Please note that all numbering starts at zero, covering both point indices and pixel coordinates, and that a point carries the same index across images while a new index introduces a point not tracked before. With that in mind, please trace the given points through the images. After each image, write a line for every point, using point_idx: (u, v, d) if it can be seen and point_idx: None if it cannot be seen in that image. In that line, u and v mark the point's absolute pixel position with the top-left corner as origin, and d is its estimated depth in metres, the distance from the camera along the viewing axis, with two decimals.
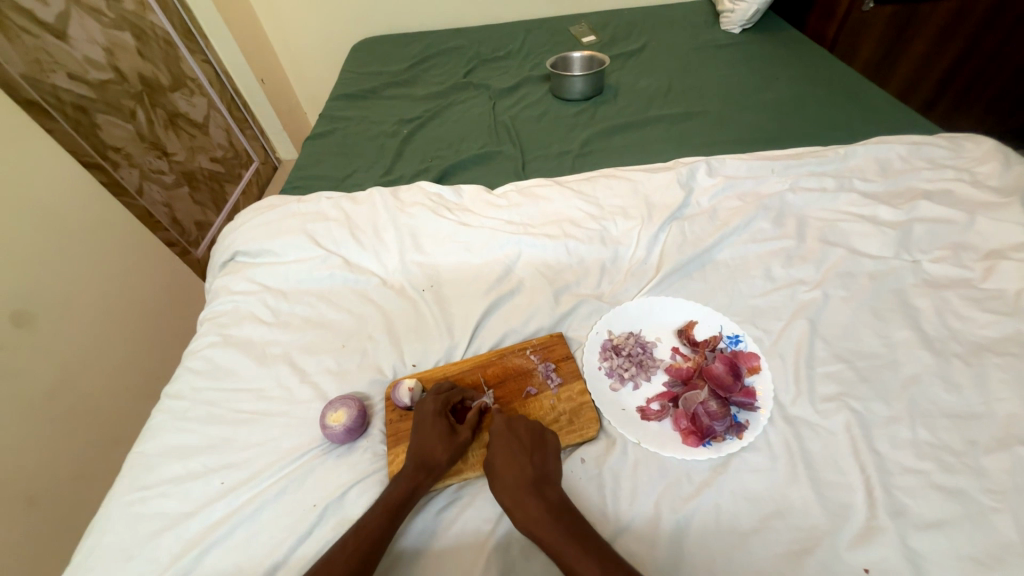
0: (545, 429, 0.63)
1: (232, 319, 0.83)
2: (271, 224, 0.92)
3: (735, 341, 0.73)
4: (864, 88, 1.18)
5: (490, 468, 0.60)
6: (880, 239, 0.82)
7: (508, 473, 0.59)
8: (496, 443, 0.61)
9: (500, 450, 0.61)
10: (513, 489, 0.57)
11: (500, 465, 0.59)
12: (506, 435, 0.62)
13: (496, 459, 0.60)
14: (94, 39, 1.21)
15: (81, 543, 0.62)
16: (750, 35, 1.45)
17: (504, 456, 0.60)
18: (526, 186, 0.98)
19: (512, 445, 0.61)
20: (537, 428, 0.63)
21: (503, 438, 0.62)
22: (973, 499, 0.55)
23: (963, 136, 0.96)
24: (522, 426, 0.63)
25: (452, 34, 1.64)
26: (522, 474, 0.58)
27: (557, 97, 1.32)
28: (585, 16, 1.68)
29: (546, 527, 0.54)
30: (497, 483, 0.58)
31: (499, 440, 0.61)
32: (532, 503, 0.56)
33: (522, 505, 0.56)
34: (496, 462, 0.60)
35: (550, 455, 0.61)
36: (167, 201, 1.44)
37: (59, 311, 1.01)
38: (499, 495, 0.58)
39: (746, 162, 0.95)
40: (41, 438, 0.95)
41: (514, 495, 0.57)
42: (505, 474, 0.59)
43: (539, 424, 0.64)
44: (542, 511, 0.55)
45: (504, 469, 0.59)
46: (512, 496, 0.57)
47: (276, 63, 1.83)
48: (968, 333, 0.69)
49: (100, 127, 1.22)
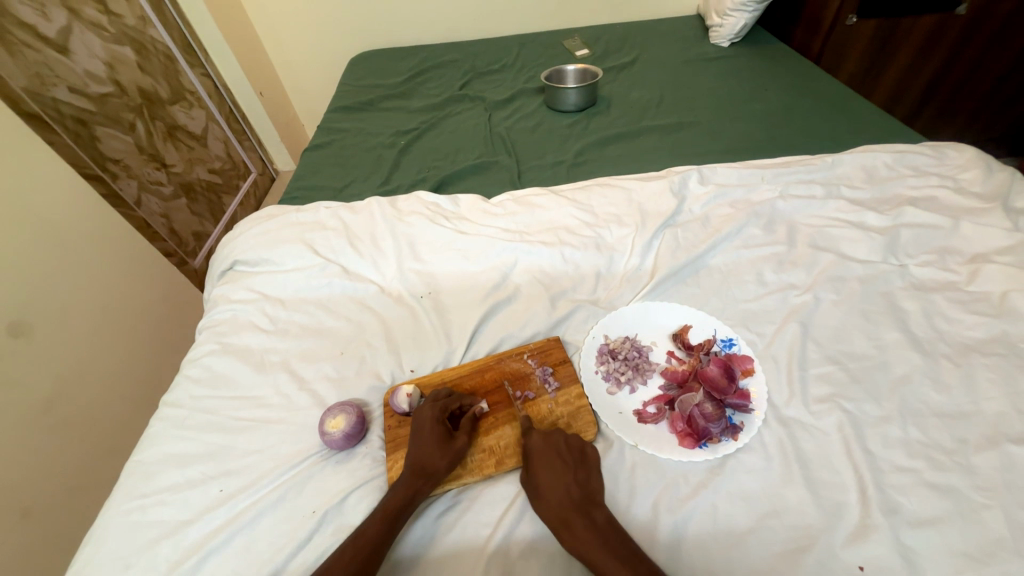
0: (585, 447, 0.64)
1: (231, 327, 0.83)
2: (270, 233, 0.93)
3: (729, 344, 0.74)
4: (849, 99, 1.22)
5: (534, 487, 0.60)
6: (867, 244, 0.84)
7: (554, 493, 0.58)
8: (540, 462, 0.61)
9: (543, 468, 0.61)
10: (560, 510, 0.57)
11: (546, 485, 0.59)
12: (549, 453, 0.62)
13: (542, 478, 0.60)
14: (95, 53, 1.23)
15: (77, 553, 0.61)
16: (738, 48, 1.50)
17: (547, 474, 0.60)
18: (522, 195, 0.99)
19: (556, 464, 0.61)
20: (578, 446, 0.64)
21: (546, 457, 0.62)
22: (964, 496, 0.56)
23: (946, 144, 0.99)
24: (564, 443, 0.63)
25: (448, 48, 1.68)
26: (569, 495, 0.58)
27: (551, 108, 1.35)
28: (579, 30, 1.72)
29: (596, 549, 0.53)
30: (541, 503, 0.58)
31: (543, 458, 0.61)
32: (580, 524, 0.55)
33: (570, 526, 0.55)
34: (540, 481, 0.60)
35: (593, 474, 0.61)
36: (165, 212, 1.45)
37: (57, 320, 1.01)
38: (545, 515, 0.57)
39: (736, 170, 0.98)
40: (37, 449, 0.94)
41: (561, 515, 0.56)
42: (551, 494, 0.58)
43: (579, 441, 0.64)
44: (590, 532, 0.54)
45: (550, 488, 0.59)
46: (560, 517, 0.56)
47: (274, 76, 1.85)
48: (955, 334, 0.71)
49: (100, 139, 1.23)
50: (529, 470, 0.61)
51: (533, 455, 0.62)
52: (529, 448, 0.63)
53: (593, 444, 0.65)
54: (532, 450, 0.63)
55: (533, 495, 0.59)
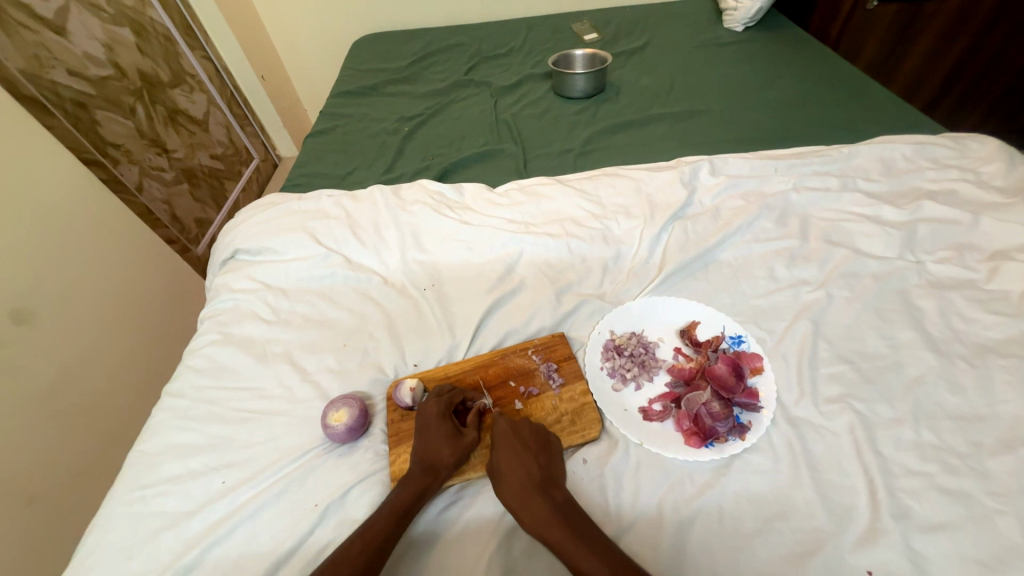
0: (548, 432, 0.64)
1: (233, 317, 0.82)
2: (271, 222, 0.92)
3: (738, 341, 0.73)
4: (867, 87, 1.18)
5: (495, 470, 0.60)
6: (884, 239, 0.81)
7: (515, 476, 0.59)
8: (503, 446, 0.61)
9: (505, 452, 0.61)
10: (521, 491, 0.58)
11: (507, 468, 0.60)
12: (511, 438, 0.62)
13: (503, 461, 0.60)
14: (93, 35, 1.20)
15: (82, 542, 0.62)
16: (753, 33, 1.44)
17: (509, 458, 0.61)
18: (528, 184, 0.97)
19: (518, 447, 0.61)
20: (541, 431, 0.64)
21: (508, 441, 0.62)
22: (977, 501, 0.55)
23: (968, 135, 0.95)
24: (526, 428, 0.64)
25: (453, 31, 1.64)
26: (530, 477, 0.59)
27: (559, 95, 1.32)
28: (587, 13, 1.66)
29: (554, 528, 0.54)
30: (502, 486, 0.59)
31: (505, 443, 0.62)
32: (539, 503, 0.56)
33: (529, 506, 0.56)
34: (501, 465, 0.60)
35: (554, 457, 0.62)
36: (167, 199, 1.43)
37: (59, 308, 1.01)
38: (505, 497, 0.58)
39: (750, 161, 0.95)
40: (41, 437, 0.95)
41: (521, 496, 0.57)
42: (511, 476, 0.59)
43: (543, 426, 0.65)
44: (549, 512, 0.55)
45: (510, 470, 0.60)
46: (519, 498, 0.57)
47: (276, 59, 1.82)
48: (972, 334, 0.69)
49: (100, 123, 1.21)
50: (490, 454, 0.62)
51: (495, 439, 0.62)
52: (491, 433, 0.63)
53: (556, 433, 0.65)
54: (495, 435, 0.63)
55: (495, 478, 0.60)
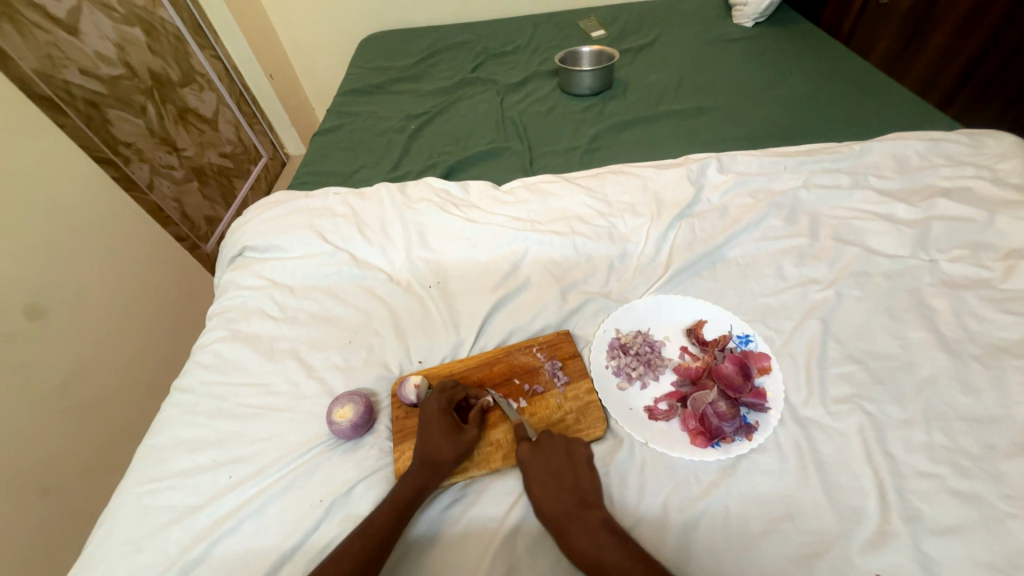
0: (572, 447, 0.62)
1: (240, 314, 0.83)
2: (278, 219, 0.93)
3: (745, 340, 0.72)
4: (880, 83, 1.15)
5: (529, 498, 0.59)
6: (895, 238, 0.80)
7: (548, 502, 0.57)
8: (530, 470, 0.60)
9: (534, 477, 0.60)
10: (556, 516, 0.56)
11: (539, 493, 0.58)
12: (536, 460, 0.61)
13: (534, 488, 0.59)
14: (105, 35, 1.22)
15: (93, 534, 0.63)
16: (762, 29, 1.42)
17: (538, 483, 0.59)
18: (534, 182, 0.97)
19: (545, 470, 0.60)
20: (565, 448, 0.62)
21: (534, 463, 0.61)
22: (989, 505, 0.54)
23: (984, 132, 0.93)
24: (550, 447, 0.62)
25: (460, 28, 1.63)
26: (562, 500, 0.57)
27: (565, 92, 1.31)
28: (595, 9, 1.65)
29: (594, 552, 0.52)
30: (539, 513, 0.58)
31: (531, 466, 0.61)
32: (576, 529, 0.55)
33: (567, 532, 0.55)
34: (532, 491, 0.59)
35: (584, 475, 0.60)
36: (177, 197, 1.45)
37: (71, 304, 1.02)
38: (545, 525, 0.57)
39: (758, 158, 0.94)
40: (54, 430, 0.96)
41: (557, 521, 0.56)
42: (545, 501, 0.58)
43: (567, 441, 0.63)
44: (586, 535, 0.54)
45: (542, 495, 0.58)
46: (557, 524, 0.56)
47: (284, 58, 1.84)
48: (987, 335, 0.67)
49: (111, 122, 1.23)
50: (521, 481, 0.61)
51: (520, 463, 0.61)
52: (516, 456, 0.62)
53: (581, 441, 0.63)
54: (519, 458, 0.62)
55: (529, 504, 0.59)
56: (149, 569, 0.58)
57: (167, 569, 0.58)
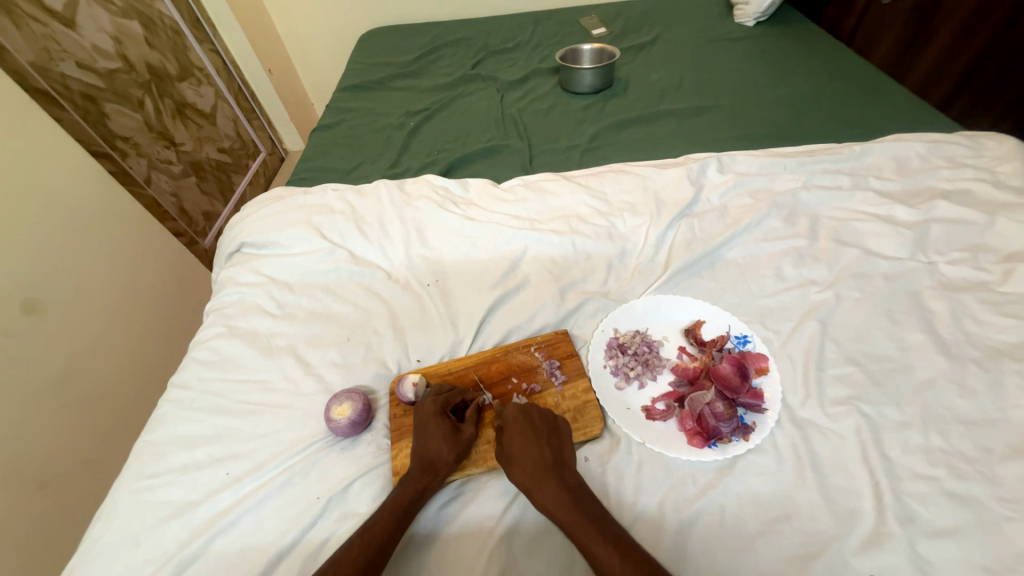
0: (557, 417, 0.64)
1: (238, 310, 0.83)
2: (277, 215, 0.92)
3: (744, 341, 0.72)
4: (881, 84, 1.15)
5: (508, 451, 0.59)
6: (895, 239, 0.80)
7: (527, 456, 0.58)
8: (514, 428, 0.61)
9: (516, 433, 0.60)
10: (533, 471, 0.57)
11: (519, 449, 0.59)
12: (522, 420, 0.62)
13: (515, 442, 0.60)
14: (102, 27, 1.21)
15: (88, 530, 0.62)
16: (765, 28, 1.42)
17: (520, 439, 0.60)
18: (534, 180, 0.96)
19: (529, 429, 0.61)
20: (550, 415, 0.63)
21: (519, 423, 0.61)
22: (985, 507, 0.54)
23: (985, 134, 0.93)
24: (535, 412, 0.63)
25: (460, 24, 1.62)
26: (543, 458, 0.58)
27: (565, 90, 1.30)
28: (596, 7, 1.65)
29: (568, 509, 0.54)
30: (515, 466, 0.58)
31: (516, 426, 0.61)
32: (552, 484, 0.56)
33: (542, 487, 0.56)
34: (513, 446, 0.59)
35: (565, 441, 0.62)
36: (175, 191, 1.44)
37: (69, 298, 1.02)
38: (518, 478, 0.57)
39: (759, 158, 0.93)
40: (52, 424, 0.96)
41: (534, 476, 0.57)
42: (524, 457, 0.58)
43: (552, 411, 0.64)
44: (562, 493, 0.55)
45: (523, 451, 0.59)
46: (533, 478, 0.57)
47: (283, 53, 1.83)
48: (985, 338, 0.67)
49: (109, 116, 1.22)
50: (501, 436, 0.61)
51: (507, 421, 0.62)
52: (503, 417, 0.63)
53: (564, 418, 0.65)
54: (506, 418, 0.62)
55: (506, 458, 0.59)
56: (145, 566, 0.58)
57: (163, 566, 0.58)
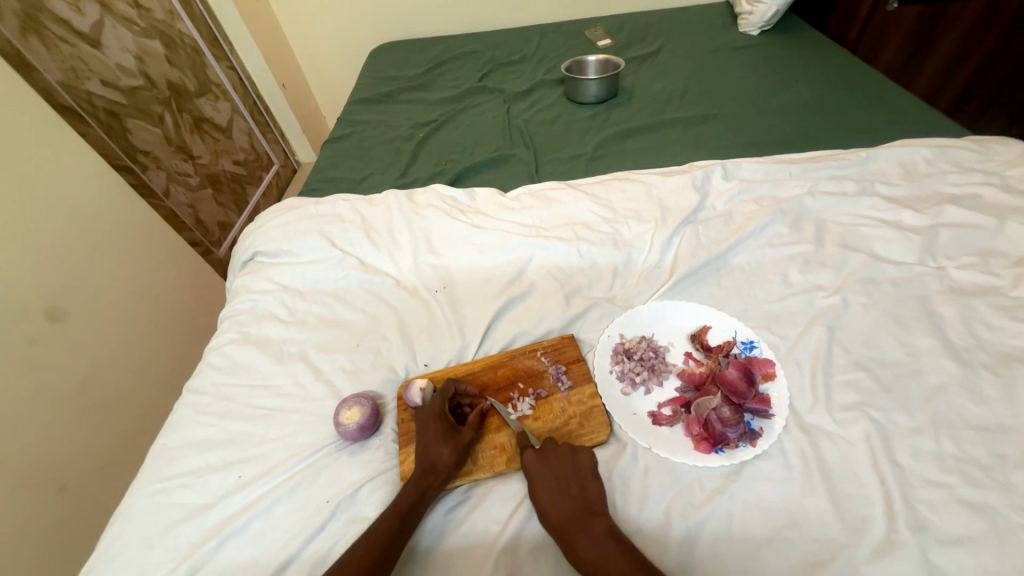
0: (576, 455, 0.62)
1: (251, 317, 0.85)
2: (289, 225, 0.94)
3: (750, 346, 0.72)
4: (885, 90, 1.16)
5: (534, 506, 0.59)
6: (903, 244, 0.80)
7: (553, 509, 0.57)
8: (536, 478, 0.60)
9: (538, 484, 0.60)
10: (559, 524, 0.56)
11: (544, 501, 0.58)
12: (542, 469, 0.61)
13: (538, 495, 0.59)
14: (125, 47, 1.26)
15: (105, 531, 0.64)
16: (769, 36, 1.43)
17: (543, 491, 0.59)
18: (540, 189, 0.98)
19: (550, 478, 0.60)
20: (569, 456, 0.62)
21: (540, 472, 0.61)
22: (1000, 515, 0.53)
23: (993, 138, 0.93)
24: (555, 457, 0.62)
25: (468, 39, 1.66)
26: (567, 509, 0.57)
27: (571, 100, 1.33)
28: (602, 19, 1.68)
29: (601, 561, 0.52)
30: (544, 521, 0.57)
31: (536, 473, 0.60)
32: (582, 536, 0.54)
33: (573, 541, 0.55)
34: (538, 499, 0.59)
35: (589, 482, 0.60)
36: (192, 203, 1.48)
37: (89, 307, 1.05)
38: (550, 533, 0.57)
39: (763, 165, 0.94)
40: (72, 428, 0.99)
41: (564, 531, 0.56)
42: (550, 510, 0.58)
43: (570, 449, 0.63)
44: (592, 544, 0.53)
45: (547, 504, 0.58)
46: (562, 533, 0.56)
47: (297, 69, 1.88)
48: (996, 343, 0.67)
49: (130, 131, 1.27)
50: (525, 489, 0.61)
51: (527, 472, 0.61)
52: (522, 466, 0.62)
53: (585, 450, 0.63)
54: (526, 467, 0.62)
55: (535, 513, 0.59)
56: (160, 567, 0.60)
57: (177, 567, 0.59)
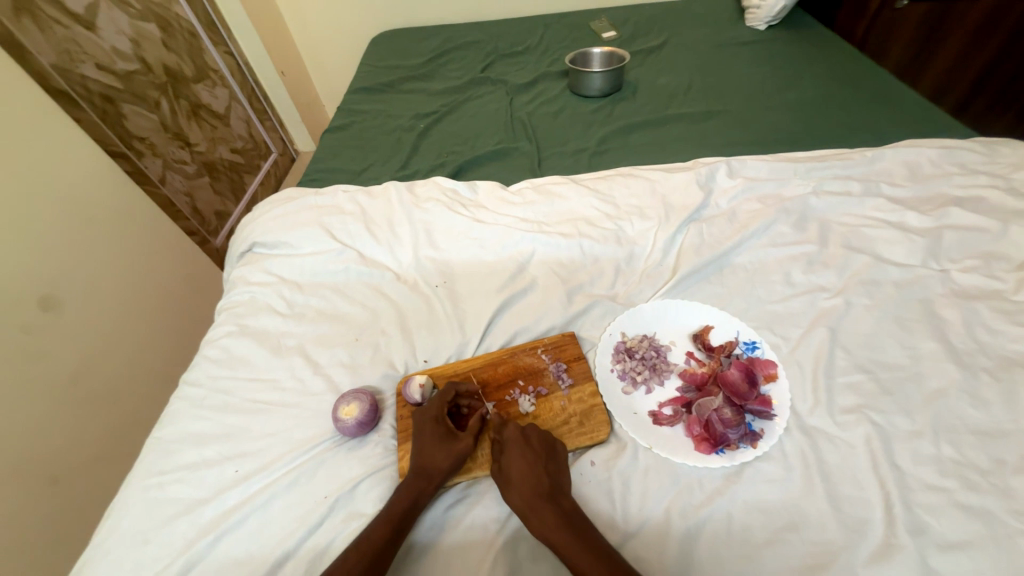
0: (555, 439, 0.63)
1: (249, 309, 0.84)
2: (288, 216, 0.93)
3: (752, 347, 0.71)
4: (892, 88, 1.15)
5: (505, 475, 0.59)
6: (907, 246, 0.79)
7: (524, 481, 0.58)
8: (513, 451, 0.61)
9: (514, 457, 0.60)
10: (529, 495, 0.57)
11: (517, 473, 0.59)
12: (521, 443, 0.61)
13: (513, 466, 0.60)
14: (121, 30, 1.23)
15: (101, 525, 0.64)
16: (776, 32, 1.42)
17: (518, 463, 0.60)
18: (542, 184, 0.97)
19: (527, 452, 0.61)
20: (549, 438, 0.63)
21: (518, 446, 0.61)
22: (998, 521, 0.53)
23: (1000, 140, 0.92)
24: (535, 434, 0.63)
25: (471, 28, 1.64)
26: (539, 483, 0.58)
27: (575, 93, 1.31)
28: (607, 10, 1.65)
29: (564, 536, 0.53)
30: (512, 490, 0.58)
31: (515, 447, 0.61)
32: (549, 510, 0.55)
33: (539, 513, 0.56)
34: (510, 470, 0.60)
35: (562, 466, 0.61)
36: (189, 191, 1.46)
37: (84, 296, 1.04)
38: (514, 502, 0.57)
39: (769, 164, 0.93)
40: (66, 418, 0.98)
41: (531, 502, 0.56)
42: (521, 481, 0.58)
43: (549, 434, 0.64)
44: (559, 519, 0.55)
45: (521, 477, 0.59)
46: (529, 503, 0.56)
47: (296, 56, 1.85)
48: (998, 347, 0.67)
49: (126, 117, 1.24)
50: (499, 459, 0.61)
51: (505, 444, 0.62)
52: (500, 439, 0.63)
53: (563, 445, 0.63)
54: (507, 441, 0.62)
55: (504, 482, 0.59)
56: (157, 561, 0.59)
57: (174, 561, 0.59)
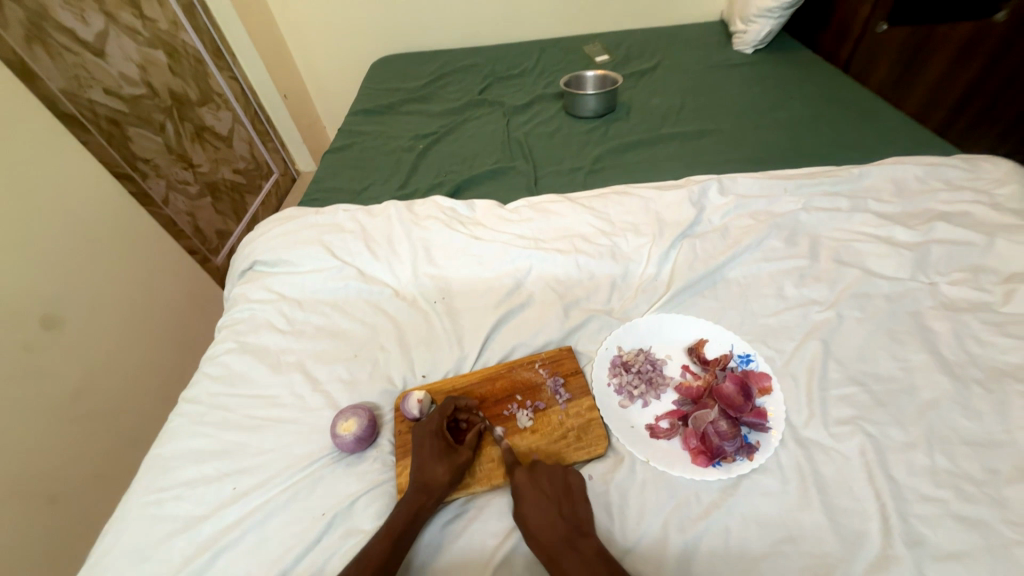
0: (567, 476, 0.62)
1: (249, 326, 0.85)
2: (289, 235, 0.95)
3: (746, 360, 0.72)
4: (876, 108, 1.19)
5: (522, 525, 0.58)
6: (895, 260, 0.81)
7: (540, 529, 0.56)
8: (526, 498, 0.59)
9: (527, 504, 0.59)
10: (548, 544, 0.55)
11: (532, 520, 0.57)
12: (533, 488, 0.60)
13: (527, 515, 0.58)
14: (129, 57, 1.28)
15: (97, 544, 0.63)
16: (763, 55, 1.47)
17: (532, 510, 0.58)
18: (538, 202, 0.99)
19: (539, 497, 0.59)
20: (561, 477, 0.62)
21: (530, 492, 0.60)
22: (994, 531, 0.53)
23: (982, 157, 0.95)
24: (546, 476, 0.61)
25: (469, 53, 1.69)
26: (555, 529, 0.56)
27: (570, 114, 1.35)
28: (600, 35, 1.71)
29: None
30: (529, 540, 0.56)
31: (527, 493, 0.60)
32: (568, 557, 0.53)
33: (559, 561, 0.53)
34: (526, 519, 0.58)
35: (579, 505, 0.59)
36: (191, 211, 1.48)
37: (84, 314, 1.04)
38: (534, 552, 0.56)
39: (758, 181, 0.96)
40: (64, 437, 0.97)
41: (549, 551, 0.55)
42: (537, 529, 0.57)
43: (561, 470, 0.62)
44: (580, 564, 0.53)
45: (537, 524, 0.57)
46: (548, 552, 0.55)
47: (299, 80, 1.91)
48: (988, 358, 0.68)
49: (132, 139, 1.27)
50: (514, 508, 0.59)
51: (517, 492, 0.60)
52: (512, 485, 0.61)
53: (575, 470, 0.63)
54: (518, 488, 0.61)
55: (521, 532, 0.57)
56: None
57: None
